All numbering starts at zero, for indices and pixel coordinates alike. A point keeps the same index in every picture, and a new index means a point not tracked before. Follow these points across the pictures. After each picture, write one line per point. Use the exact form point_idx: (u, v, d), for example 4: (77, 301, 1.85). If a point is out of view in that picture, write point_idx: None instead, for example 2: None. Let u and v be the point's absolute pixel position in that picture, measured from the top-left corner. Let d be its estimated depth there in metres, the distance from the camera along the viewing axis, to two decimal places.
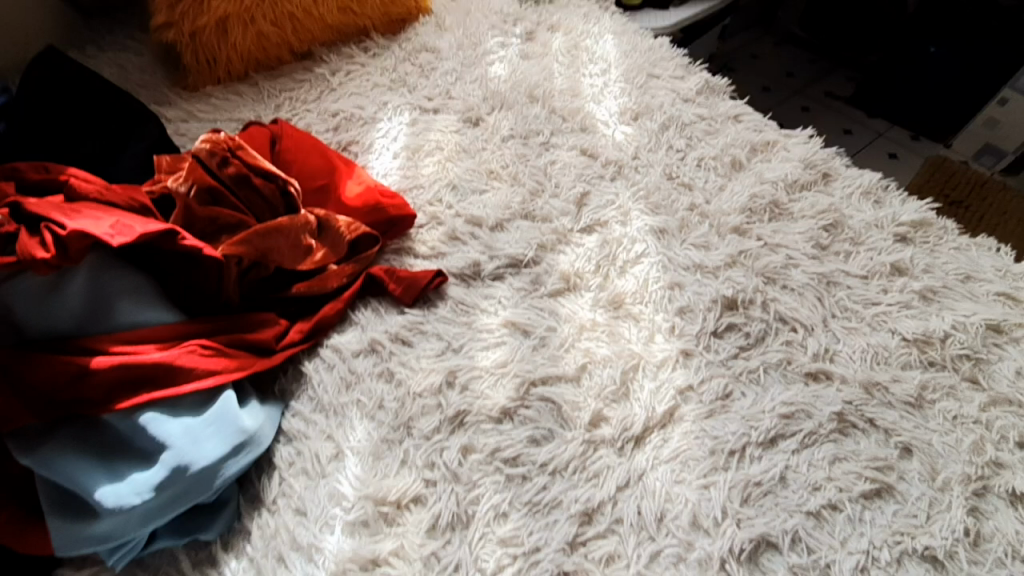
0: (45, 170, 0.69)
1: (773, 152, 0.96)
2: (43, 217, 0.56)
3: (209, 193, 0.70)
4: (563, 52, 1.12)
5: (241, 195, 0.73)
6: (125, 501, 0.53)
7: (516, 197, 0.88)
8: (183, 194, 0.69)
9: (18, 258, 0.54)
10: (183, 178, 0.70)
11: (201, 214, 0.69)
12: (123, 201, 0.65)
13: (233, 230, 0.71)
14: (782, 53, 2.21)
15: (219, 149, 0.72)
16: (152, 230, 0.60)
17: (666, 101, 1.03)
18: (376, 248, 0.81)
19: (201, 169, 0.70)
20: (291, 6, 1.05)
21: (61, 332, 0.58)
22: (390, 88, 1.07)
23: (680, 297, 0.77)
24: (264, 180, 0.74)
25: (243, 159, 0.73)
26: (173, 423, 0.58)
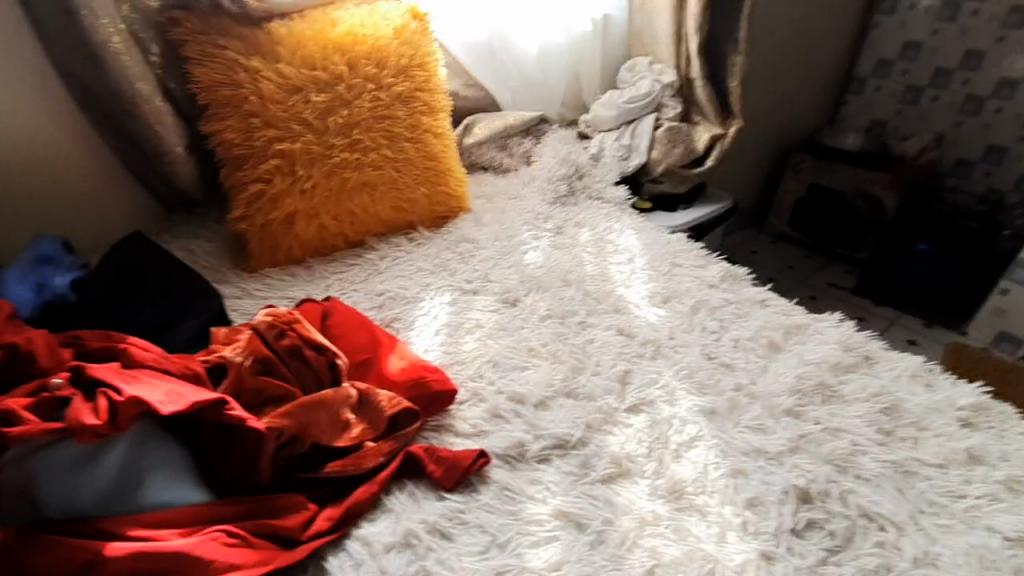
0: (108, 338, 0.70)
1: (807, 335, 0.98)
2: (102, 383, 0.56)
3: (262, 363, 0.72)
4: (591, 243, 1.23)
5: (291, 367, 0.74)
6: None
7: (558, 374, 0.87)
8: (238, 364, 0.71)
9: (65, 425, 0.52)
10: (241, 349, 0.72)
11: (250, 383, 0.70)
12: (179, 370, 0.65)
13: (278, 402, 0.71)
14: (777, 249, 2.43)
15: (280, 323, 0.76)
16: (205, 398, 0.59)
17: (692, 287, 1.10)
18: (416, 425, 0.77)
19: (260, 341, 0.74)
20: (352, 205, 1.19)
21: (82, 512, 0.53)
22: (433, 271, 1.14)
23: (747, 488, 0.71)
24: (315, 353, 0.76)
25: (298, 332, 0.76)
26: None
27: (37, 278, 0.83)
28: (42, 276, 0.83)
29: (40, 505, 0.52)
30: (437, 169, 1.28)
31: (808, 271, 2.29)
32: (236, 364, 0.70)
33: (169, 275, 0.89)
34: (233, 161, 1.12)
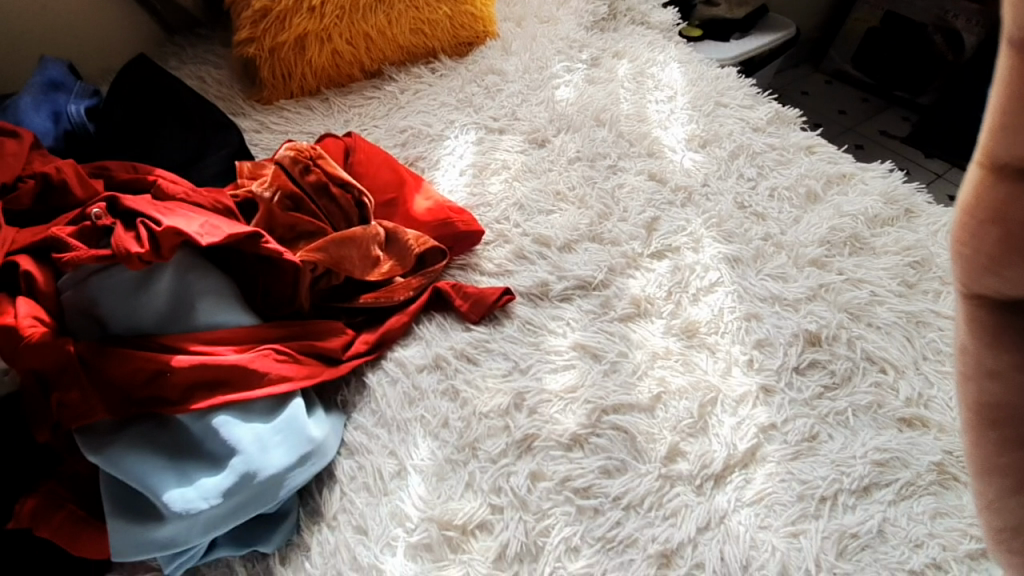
0: (134, 169, 0.70)
1: (851, 185, 0.93)
2: (139, 213, 0.58)
3: (292, 199, 0.73)
4: (629, 78, 1.12)
5: (320, 204, 0.74)
6: (193, 505, 0.52)
7: (584, 219, 0.86)
8: (267, 200, 0.71)
9: (113, 252, 0.56)
10: (268, 184, 0.72)
11: (283, 220, 0.71)
12: (210, 203, 0.66)
13: (310, 238, 0.72)
14: (835, 90, 2.18)
15: (303, 158, 0.75)
16: (239, 231, 0.61)
17: (735, 130, 1.02)
18: (443, 263, 0.79)
19: (285, 177, 0.73)
20: (366, 27, 1.08)
21: (145, 329, 0.59)
22: (457, 107, 1.08)
23: (758, 330, 0.74)
24: (341, 190, 0.76)
25: (323, 169, 0.75)
26: (244, 427, 0.57)
27: (51, 106, 0.80)
28: (56, 103, 0.80)
29: (107, 322, 0.58)
30: None
31: (865, 115, 2.08)
32: (266, 201, 0.71)
33: (185, 105, 0.86)
34: None
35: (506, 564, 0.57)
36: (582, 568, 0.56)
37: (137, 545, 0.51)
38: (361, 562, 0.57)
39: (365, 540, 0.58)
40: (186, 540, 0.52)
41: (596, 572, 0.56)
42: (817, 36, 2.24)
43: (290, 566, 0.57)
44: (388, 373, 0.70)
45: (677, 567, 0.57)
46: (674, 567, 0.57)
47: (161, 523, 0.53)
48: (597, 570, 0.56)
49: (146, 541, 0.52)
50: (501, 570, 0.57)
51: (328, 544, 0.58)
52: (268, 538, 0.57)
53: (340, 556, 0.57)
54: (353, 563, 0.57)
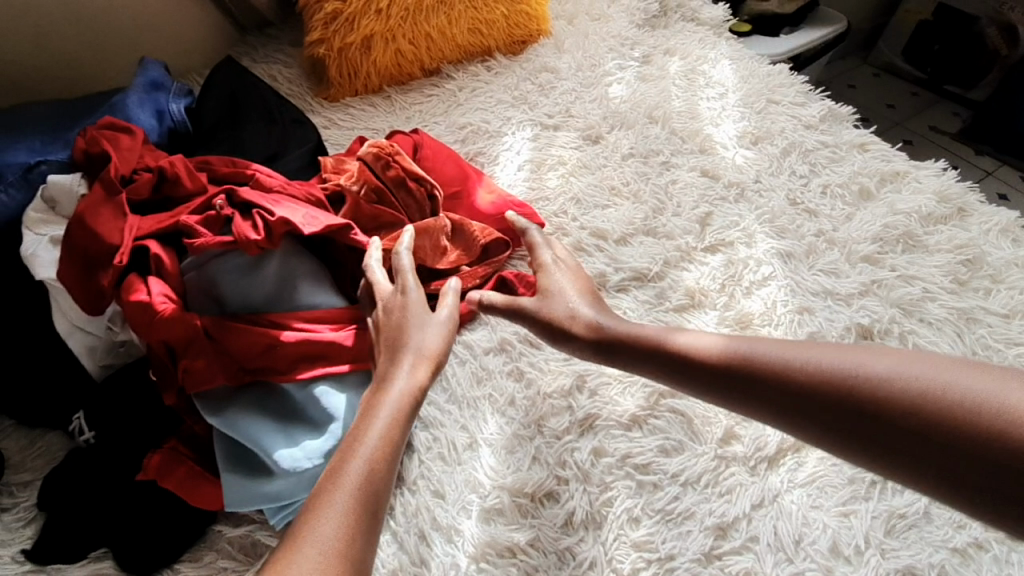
0: (233, 165, 0.77)
1: (904, 183, 0.94)
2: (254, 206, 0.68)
3: (375, 194, 0.79)
4: (681, 75, 1.15)
5: (398, 197, 0.80)
6: (299, 464, 0.60)
7: (639, 214, 0.90)
8: (354, 193, 0.78)
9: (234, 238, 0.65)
10: (354, 179, 0.79)
11: (366, 211, 0.78)
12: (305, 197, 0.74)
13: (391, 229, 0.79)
14: (883, 83, 2.14)
15: (385, 155, 0.81)
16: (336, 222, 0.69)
17: (787, 127, 1.04)
18: (506, 254, 0.85)
19: (370, 172, 0.79)
20: (429, 27, 1.13)
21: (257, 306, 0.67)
22: (513, 104, 1.12)
23: (810, 323, 0.77)
24: (417, 185, 0.81)
25: (402, 165, 0.81)
26: (340, 398, 0.64)
27: (154, 104, 0.87)
28: (158, 101, 0.88)
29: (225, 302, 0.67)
30: None
31: (914, 110, 2.04)
32: (354, 194, 0.78)
33: (267, 105, 0.93)
34: None
35: (572, 529, 0.63)
36: (643, 536, 0.62)
37: (250, 496, 0.59)
38: (440, 522, 0.63)
39: (443, 502, 0.64)
40: (293, 495, 0.59)
41: (656, 540, 0.61)
42: (866, 28, 2.20)
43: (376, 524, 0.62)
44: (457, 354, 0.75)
45: (733, 539, 0.61)
46: (730, 539, 0.61)
47: (271, 479, 0.60)
48: (657, 539, 0.61)
49: (260, 494, 0.59)
50: (568, 534, 0.62)
51: (410, 506, 0.64)
52: None
53: (421, 516, 0.63)
54: (434, 523, 0.63)
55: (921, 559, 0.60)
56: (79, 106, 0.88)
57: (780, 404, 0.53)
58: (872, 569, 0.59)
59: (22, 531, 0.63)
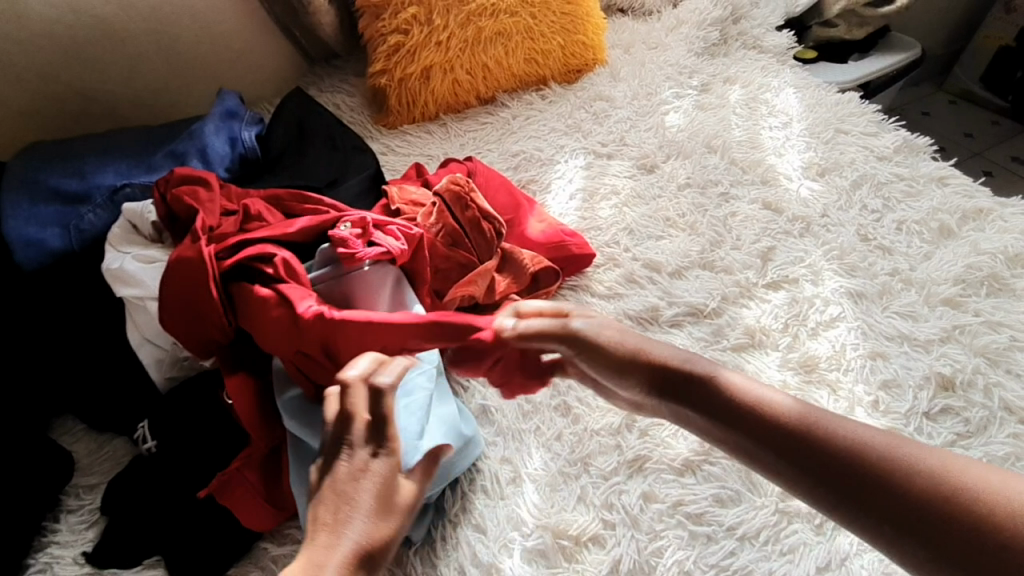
0: (304, 198, 0.80)
1: (990, 220, 0.87)
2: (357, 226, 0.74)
3: (452, 237, 0.82)
4: (741, 104, 1.12)
5: (471, 237, 0.82)
6: None
7: (695, 246, 0.87)
8: (431, 233, 0.81)
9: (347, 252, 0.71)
10: (432, 218, 0.81)
11: (442, 253, 0.80)
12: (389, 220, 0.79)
13: (460, 269, 0.81)
14: (960, 111, 2.02)
15: (463, 195, 0.83)
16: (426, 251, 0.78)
17: (857, 159, 0.99)
18: (557, 284, 0.83)
19: (449, 213, 0.82)
20: (486, 58, 1.16)
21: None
22: (566, 132, 1.12)
23: (885, 370, 0.71)
24: (487, 223, 0.83)
25: (479, 205, 0.83)
26: None
27: (228, 132, 0.93)
28: (231, 129, 0.93)
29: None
30: (573, 16, 1.19)
31: (996, 139, 1.91)
32: (431, 235, 0.80)
33: (330, 134, 0.97)
34: (373, 10, 1.11)
35: None
36: None
37: None
38: (481, 559, 0.60)
39: (483, 538, 0.62)
40: None
41: None
42: (940, 54, 2.09)
43: (418, 556, 0.61)
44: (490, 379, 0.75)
45: None
46: None
47: None
48: None
49: None
50: None
51: (451, 539, 0.62)
52: (416, 527, 0.62)
53: (461, 550, 0.61)
54: (474, 560, 0.61)
55: None
56: (162, 132, 0.94)
57: (781, 448, 0.46)
58: None
59: (87, 532, 0.66)
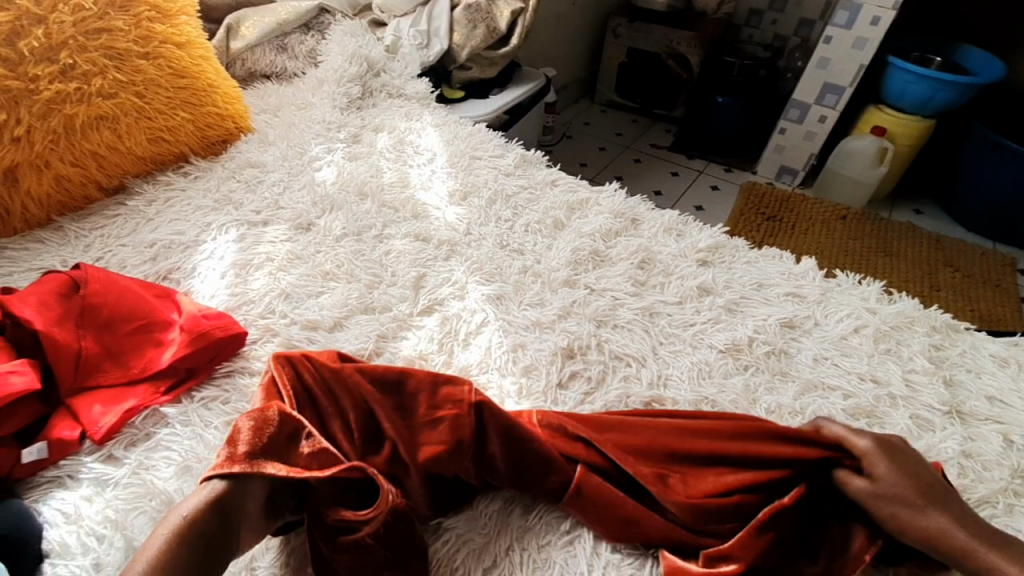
0: None
1: (588, 208, 1.07)
2: None
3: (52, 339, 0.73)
4: (389, 148, 1.20)
5: (84, 333, 0.76)
6: None
7: (353, 294, 0.88)
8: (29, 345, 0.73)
9: None
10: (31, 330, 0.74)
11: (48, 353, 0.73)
12: None
13: (80, 368, 0.74)
14: (606, 118, 2.54)
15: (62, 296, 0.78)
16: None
17: (489, 179, 1.13)
18: (205, 356, 0.79)
19: (44, 318, 0.74)
20: (92, 145, 1.01)
21: None
22: (215, 208, 1.04)
23: (524, 357, 0.80)
24: (99, 317, 0.78)
25: (84, 302, 0.78)
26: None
27: None
28: None
29: None
30: (195, 87, 1.12)
31: (635, 134, 2.43)
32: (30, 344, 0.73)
33: None
34: None
35: None
36: None
37: None
38: None
39: None
40: None
41: None
42: (581, 77, 2.60)
43: None
44: (48, 520, 0.64)
45: None
46: None
47: None
48: None
49: None
50: None
51: None
52: None
53: None
54: None
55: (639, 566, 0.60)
56: None
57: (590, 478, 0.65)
58: None
59: None
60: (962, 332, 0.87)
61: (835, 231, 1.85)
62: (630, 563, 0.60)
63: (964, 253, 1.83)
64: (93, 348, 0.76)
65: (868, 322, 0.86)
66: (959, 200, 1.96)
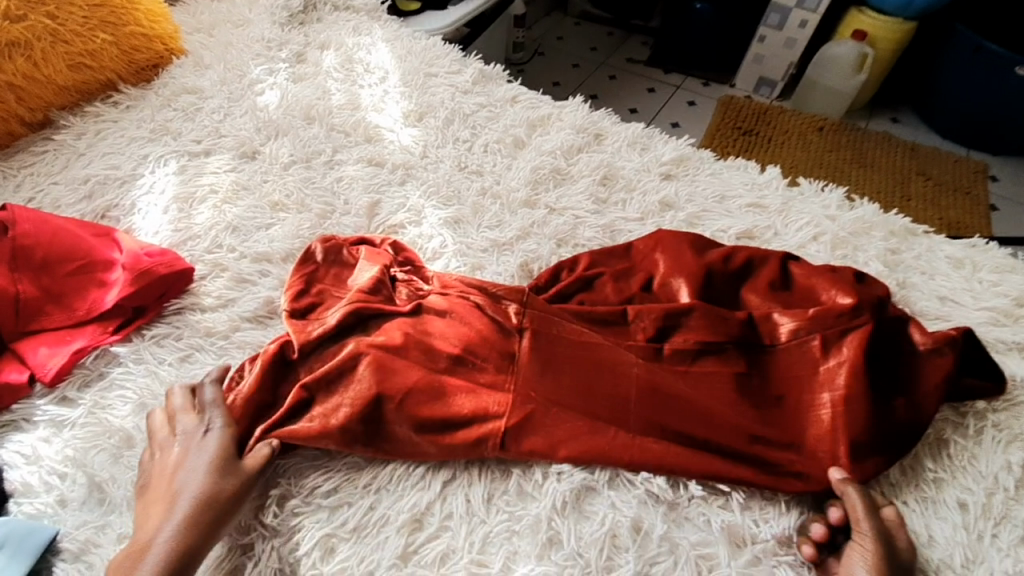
0: None
1: (550, 124, 1.02)
2: None
3: None
4: (337, 67, 1.11)
5: (22, 276, 0.73)
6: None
7: (304, 224, 0.85)
8: None
9: None
10: None
11: None
12: None
13: (23, 312, 0.72)
14: (581, 30, 2.38)
15: None
16: None
17: (445, 97, 1.06)
18: (153, 294, 0.76)
19: None
20: (7, 75, 0.92)
21: None
22: (152, 139, 0.97)
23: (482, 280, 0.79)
24: (35, 259, 0.74)
25: (16, 244, 0.74)
26: None
27: None
28: None
29: None
30: (112, 4, 1.01)
31: (610, 48, 2.29)
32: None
33: None
34: None
35: None
36: (336, 566, 0.57)
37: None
38: None
39: None
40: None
41: (352, 565, 0.57)
42: None
43: None
44: (9, 461, 0.65)
45: (429, 525, 0.59)
46: (426, 527, 0.59)
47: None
48: (353, 563, 0.57)
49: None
50: None
51: None
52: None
53: None
54: None
55: (593, 470, 0.62)
56: None
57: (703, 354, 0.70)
58: (551, 496, 0.61)
59: None
60: (919, 236, 0.88)
61: (812, 143, 1.81)
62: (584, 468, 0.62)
63: (939, 161, 1.82)
64: (33, 292, 0.73)
65: (827, 229, 0.85)
66: (936, 105, 1.92)
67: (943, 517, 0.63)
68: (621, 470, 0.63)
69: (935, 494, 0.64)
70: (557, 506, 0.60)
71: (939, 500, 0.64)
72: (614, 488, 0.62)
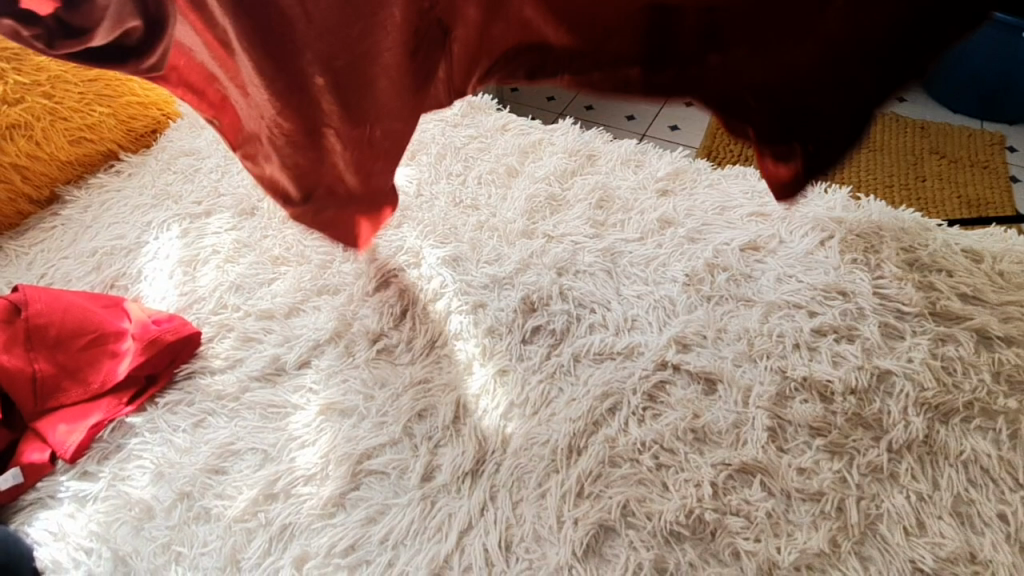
0: None
1: (542, 150, 1.02)
2: None
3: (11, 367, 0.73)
4: None
5: (38, 354, 0.75)
6: None
7: (306, 277, 0.86)
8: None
9: None
10: None
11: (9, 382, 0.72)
12: None
13: (42, 389, 0.73)
14: None
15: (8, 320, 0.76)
16: None
17: (436, 133, 1.07)
18: (162, 362, 0.77)
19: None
20: (10, 157, 0.95)
21: None
22: (154, 204, 0.99)
23: (485, 318, 0.78)
24: (46, 337, 0.75)
25: (28, 324, 0.75)
26: None
27: None
28: None
29: None
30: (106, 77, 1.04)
31: None
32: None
33: None
34: None
35: None
36: None
37: None
38: None
39: None
40: None
41: None
42: None
43: None
44: (37, 540, 0.66)
45: None
46: None
47: None
48: None
49: None
50: None
51: None
52: None
53: None
54: None
55: (607, 509, 0.62)
56: None
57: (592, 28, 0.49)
58: (568, 542, 0.61)
59: None
60: (934, 229, 0.84)
61: None
62: (600, 507, 0.62)
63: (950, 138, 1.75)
64: (48, 370, 0.74)
65: (834, 232, 0.83)
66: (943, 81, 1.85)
67: (980, 532, 0.60)
68: (632, 503, 0.63)
69: (970, 506, 0.61)
70: (574, 551, 0.60)
71: (972, 513, 0.61)
72: (631, 527, 0.62)
